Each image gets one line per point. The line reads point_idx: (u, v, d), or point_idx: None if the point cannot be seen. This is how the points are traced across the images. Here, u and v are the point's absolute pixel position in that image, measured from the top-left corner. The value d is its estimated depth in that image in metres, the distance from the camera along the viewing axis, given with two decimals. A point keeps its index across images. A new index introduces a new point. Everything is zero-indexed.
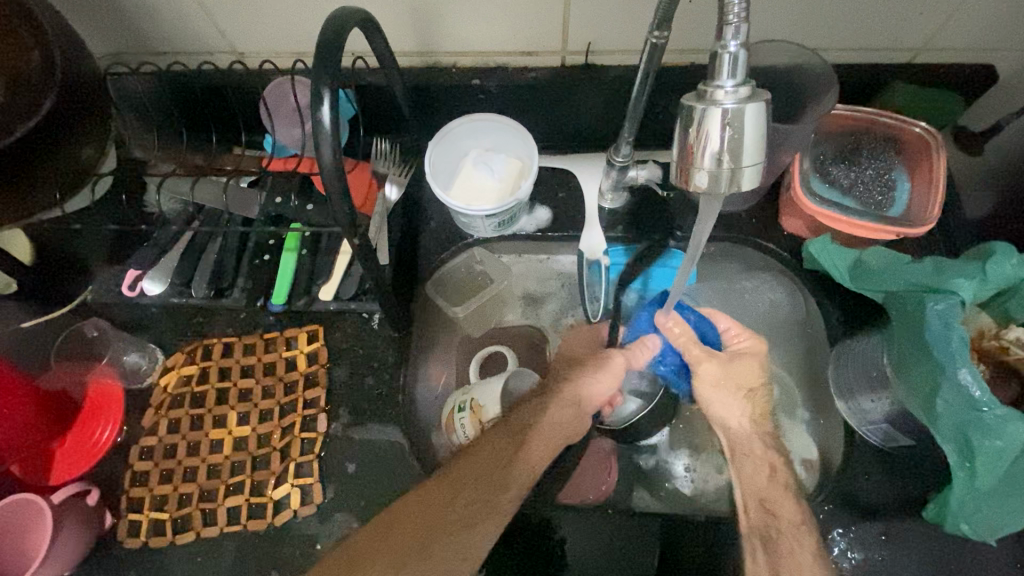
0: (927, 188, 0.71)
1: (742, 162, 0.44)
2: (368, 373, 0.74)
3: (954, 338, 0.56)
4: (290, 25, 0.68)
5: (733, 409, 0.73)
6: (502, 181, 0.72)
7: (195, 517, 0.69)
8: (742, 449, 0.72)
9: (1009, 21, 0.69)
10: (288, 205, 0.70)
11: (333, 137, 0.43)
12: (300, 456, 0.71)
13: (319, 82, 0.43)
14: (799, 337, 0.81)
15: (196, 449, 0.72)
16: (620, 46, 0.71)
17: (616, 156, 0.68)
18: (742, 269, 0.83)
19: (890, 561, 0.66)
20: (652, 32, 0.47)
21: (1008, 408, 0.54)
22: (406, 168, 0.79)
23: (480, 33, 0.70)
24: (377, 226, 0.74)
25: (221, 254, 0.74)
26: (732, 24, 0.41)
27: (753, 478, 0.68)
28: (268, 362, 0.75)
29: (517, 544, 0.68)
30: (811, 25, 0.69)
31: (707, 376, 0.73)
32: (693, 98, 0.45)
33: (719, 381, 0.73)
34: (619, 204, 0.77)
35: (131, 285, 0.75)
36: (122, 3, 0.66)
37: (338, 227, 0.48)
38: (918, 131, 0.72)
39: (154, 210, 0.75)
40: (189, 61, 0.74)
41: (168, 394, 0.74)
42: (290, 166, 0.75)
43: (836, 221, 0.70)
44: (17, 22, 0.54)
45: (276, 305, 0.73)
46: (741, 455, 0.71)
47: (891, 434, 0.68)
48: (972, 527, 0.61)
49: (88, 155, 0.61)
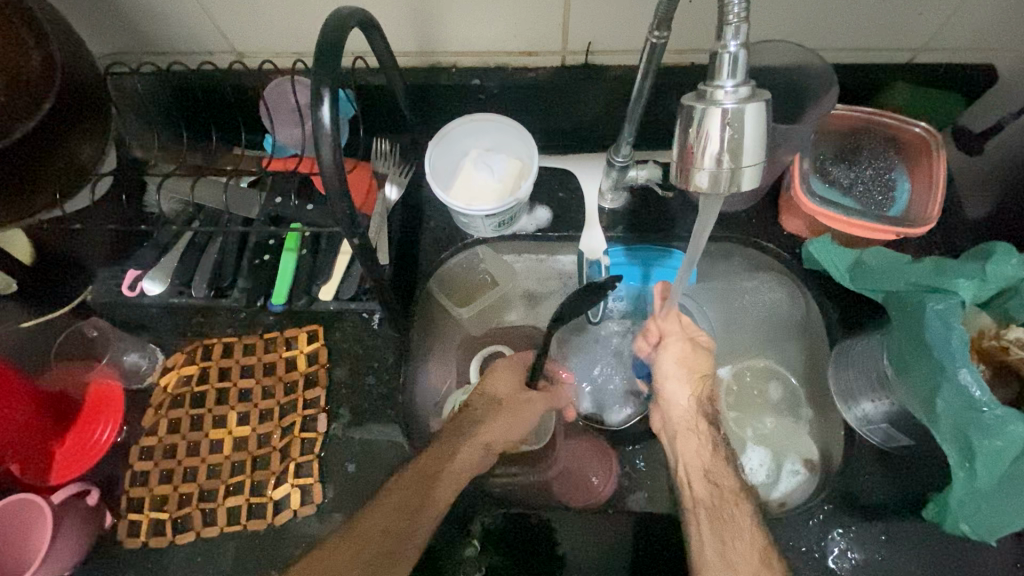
0: (927, 188, 0.71)
1: (742, 162, 0.44)
2: (368, 373, 0.74)
3: (954, 338, 0.57)
4: (290, 25, 0.68)
5: (682, 391, 0.68)
6: (498, 182, 0.72)
7: (195, 517, 0.69)
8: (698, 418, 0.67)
9: (1009, 21, 0.69)
10: (288, 204, 0.69)
11: (333, 137, 0.43)
12: (300, 456, 0.71)
13: (319, 82, 0.43)
14: (798, 337, 0.81)
15: (196, 449, 0.72)
16: (620, 46, 0.71)
17: (616, 156, 0.67)
18: (743, 269, 0.83)
19: (889, 561, 0.66)
20: (652, 32, 0.47)
21: (1007, 408, 0.54)
22: (406, 168, 0.79)
23: (480, 33, 0.70)
24: (377, 227, 0.73)
25: (221, 254, 0.74)
26: (732, 25, 0.41)
27: (689, 455, 0.65)
28: (268, 362, 0.75)
29: (515, 545, 0.68)
30: (812, 25, 0.69)
31: (670, 348, 0.69)
32: (693, 97, 0.45)
33: (679, 358, 0.69)
34: (619, 203, 0.79)
35: (131, 285, 0.75)
36: (122, 3, 0.66)
37: (337, 227, 0.48)
38: (918, 131, 0.72)
39: (154, 211, 0.74)
40: (189, 62, 0.74)
41: (168, 394, 0.74)
42: (290, 166, 0.75)
43: (836, 221, 0.70)
44: (17, 22, 0.53)
45: (276, 305, 0.73)
46: (680, 433, 0.67)
47: (892, 434, 0.68)
48: (972, 527, 0.61)
49: (88, 155, 0.61)
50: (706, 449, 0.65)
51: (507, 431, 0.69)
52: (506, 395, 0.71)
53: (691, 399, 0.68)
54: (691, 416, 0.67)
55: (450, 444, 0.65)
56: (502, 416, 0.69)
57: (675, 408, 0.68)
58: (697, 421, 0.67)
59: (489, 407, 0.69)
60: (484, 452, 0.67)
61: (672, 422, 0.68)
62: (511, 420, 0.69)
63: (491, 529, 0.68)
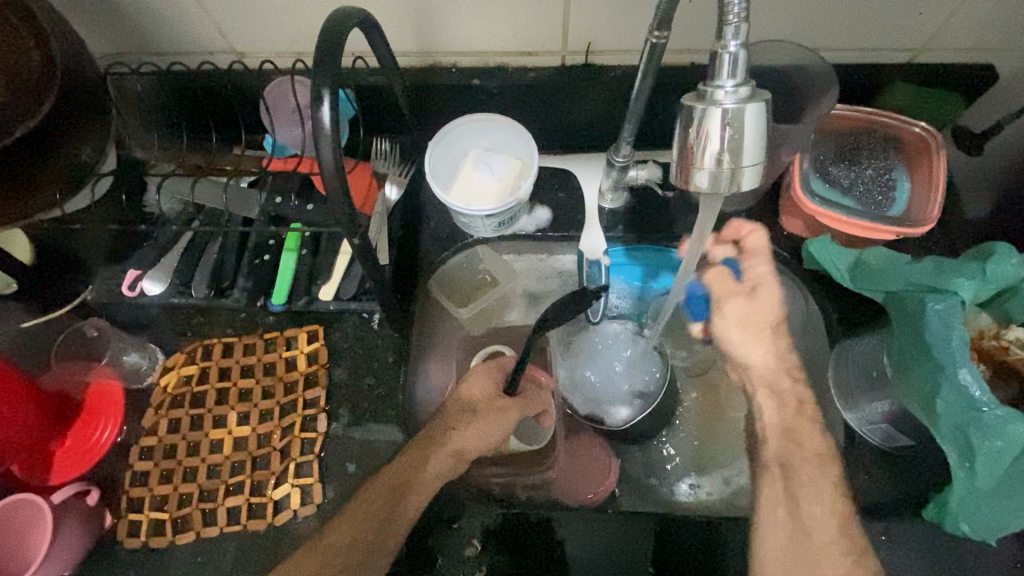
0: (927, 188, 0.71)
1: (742, 162, 0.44)
2: (368, 373, 0.74)
3: (954, 338, 0.56)
4: (291, 25, 0.68)
5: (755, 350, 0.72)
6: (496, 181, 0.72)
7: (195, 517, 0.69)
8: (759, 383, 0.71)
9: (1009, 21, 0.69)
10: (288, 204, 0.70)
11: (334, 137, 0.43)
12: (300, 456, 0.71)
13: (319, 82, 0.43)
14: (800, 337, 0.79)
15: (196, 449, 0.72)
16: (621, 46, 0.71)
17: (616, 156, 0.67)
18: None
19: (890, 561, 0.66)
20: (652, 32, 0.47)
21: (1007, 408, 0.54)
22: (407, 168, 0.79)
23: (480, 33, 0.70)
24: (378, 226, 0.73)
25: (222, 254, 0.74)
26: (732, 24, 0.41)
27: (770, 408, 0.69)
28: (268, 362, 0.75)
29: (518, 546, 0.68)
30: (812, 25, 0.69)
31: (728, 311, 0.73)
32: (694, 97, 0.45)
33: (740, 316, 0.72)
34: (619, 204, 0.78)
35: (131, 285, 0.74)
36: (122, 3, 0.66)
37: (337, 227, 0.48)
38: (918, 131, 0.72)
39: (153, 210, 0.75)
40: (189, 62, 0.74)
41: (168, 394, 0.74)
42: (290, 166, 0.74)
43: (836, 221, 0.70)
44: (21, 25, 0.55)
45: (276, 305, 0.73)
46: (763, 390, 0.71)
47: (892, 434, 0.68)
48: (973, 527, 0.61)
49: (88, 155, 0.60)
50: (789, 410, 0.68)
51: (481, 436, 0.66)
52: (481, 402, 0.68)
53: (767, 353, 0.71)
54: (775, 369, 0.71)
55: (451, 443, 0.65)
56: (477, 422, 0.67)
57: (751, 368, 0.72)
58: (778, 377, 0.70)
59: (464, 413, 0.67)
60: (457, 460, 0.66)
61: (752, 378, 0.72)
62: (487, 426, 0.66)
63: (491, 529, 0.68)
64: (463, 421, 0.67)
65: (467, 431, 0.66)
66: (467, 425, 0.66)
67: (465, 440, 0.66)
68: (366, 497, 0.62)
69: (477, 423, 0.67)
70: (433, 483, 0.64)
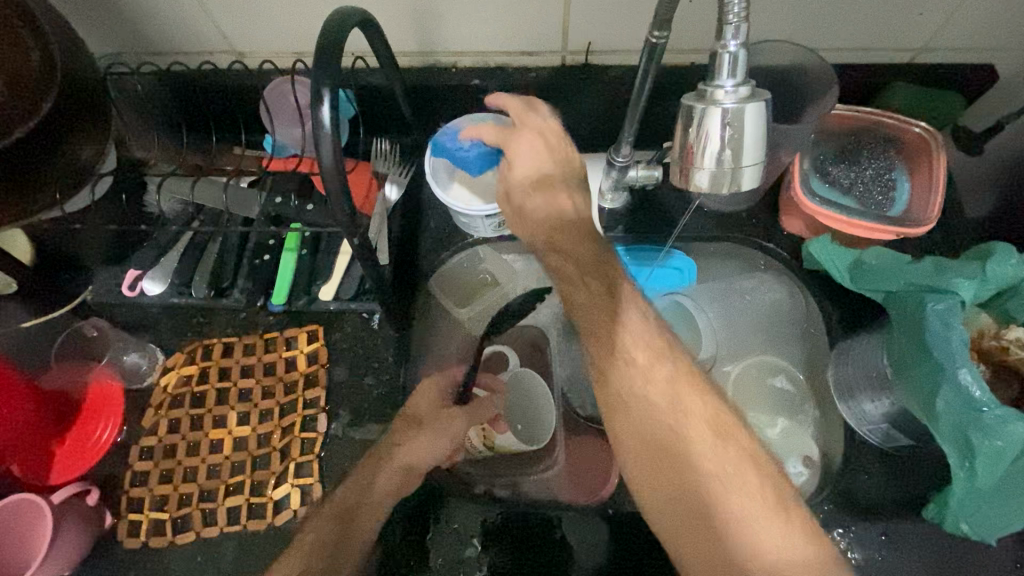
0: (927, 188, 0.71)
1: (742, 162, 0.45)
2: (368, 373, 0.74)
3: (954, 338, 0.57)
4: (291, 26, 0.68)
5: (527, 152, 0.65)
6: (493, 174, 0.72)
7: (196, 517, 0.69)
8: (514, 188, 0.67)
9: (1008, 22, 0.69)
10: (288, 204, 0.70)
11: (334, 137, 0.43)
12: (300, 456, 0.71)
13: (319, 82, 0.43)
14: (800, 336, 0.79)
15: (196, 449, 0.72)
16: (620, 46, 0.71)
17: (616, 156, 0.66)
18: (741, 269, 0.82)
19: (890, 561, 0.66)
20: (652, 32, 0.47)
21: (1007, 408, 0.54)
22: (407, 168, 0.79)
23: (480, 33, 0.70)
24: (378, 226, 0.73)
25: (222, 254, 0.74)
26: (732, 24, 0.40)
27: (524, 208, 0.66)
28: (268, 362, 0.75)
29: (518, 546, 0.68)
30: (812, 25, 0.69)
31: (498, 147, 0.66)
32: (693, 97, 0.45)
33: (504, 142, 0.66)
34: (619, 204, 0.78)
35: (131, 285, 0.75)
36: (122, 3, 0.66)
37: (337, 227, 0.48)
38: (918, 131, 0.72)
39: (154, 210, 0.75)
40: (189, 61, 0.74)
41: (168, 394, 0.74)
42: (290, 166, 0.74)
43: (836, 221, 0.70)
44: (17, 22, 0.53)
45: (276, 304, 0.73)
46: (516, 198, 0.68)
47: (891, 434, 0.68)
48: (972, 527, 0.62)
49: (88, 155, 0.60)
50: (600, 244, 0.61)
51: (429, 449, 0.66)
52: (426, 413, 0.69)
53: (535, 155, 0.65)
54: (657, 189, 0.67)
55: (402, 452, 0.64)
56: (423, 433, 0.66)
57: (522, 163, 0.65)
58: None
59: (410, 427, 0.67)
60: (408, 475, 0.64)
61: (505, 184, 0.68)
62: (432, 440, 0.66)
63: (490, 528, 0.68)
64: (408, 435, 0.66)
65: (413, 444, 0.65)
66: (412, 439, 0.65)
67: (414, 453, 0.64)
68: (312, 530, 0.57)
69: (422, 435, 0.66)
70: (385, 496, 0.62)
